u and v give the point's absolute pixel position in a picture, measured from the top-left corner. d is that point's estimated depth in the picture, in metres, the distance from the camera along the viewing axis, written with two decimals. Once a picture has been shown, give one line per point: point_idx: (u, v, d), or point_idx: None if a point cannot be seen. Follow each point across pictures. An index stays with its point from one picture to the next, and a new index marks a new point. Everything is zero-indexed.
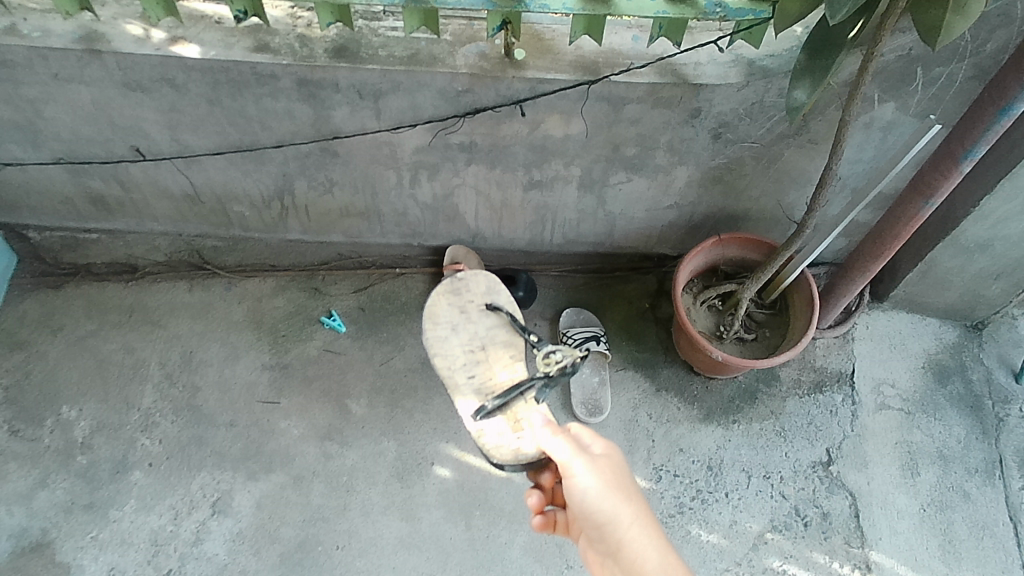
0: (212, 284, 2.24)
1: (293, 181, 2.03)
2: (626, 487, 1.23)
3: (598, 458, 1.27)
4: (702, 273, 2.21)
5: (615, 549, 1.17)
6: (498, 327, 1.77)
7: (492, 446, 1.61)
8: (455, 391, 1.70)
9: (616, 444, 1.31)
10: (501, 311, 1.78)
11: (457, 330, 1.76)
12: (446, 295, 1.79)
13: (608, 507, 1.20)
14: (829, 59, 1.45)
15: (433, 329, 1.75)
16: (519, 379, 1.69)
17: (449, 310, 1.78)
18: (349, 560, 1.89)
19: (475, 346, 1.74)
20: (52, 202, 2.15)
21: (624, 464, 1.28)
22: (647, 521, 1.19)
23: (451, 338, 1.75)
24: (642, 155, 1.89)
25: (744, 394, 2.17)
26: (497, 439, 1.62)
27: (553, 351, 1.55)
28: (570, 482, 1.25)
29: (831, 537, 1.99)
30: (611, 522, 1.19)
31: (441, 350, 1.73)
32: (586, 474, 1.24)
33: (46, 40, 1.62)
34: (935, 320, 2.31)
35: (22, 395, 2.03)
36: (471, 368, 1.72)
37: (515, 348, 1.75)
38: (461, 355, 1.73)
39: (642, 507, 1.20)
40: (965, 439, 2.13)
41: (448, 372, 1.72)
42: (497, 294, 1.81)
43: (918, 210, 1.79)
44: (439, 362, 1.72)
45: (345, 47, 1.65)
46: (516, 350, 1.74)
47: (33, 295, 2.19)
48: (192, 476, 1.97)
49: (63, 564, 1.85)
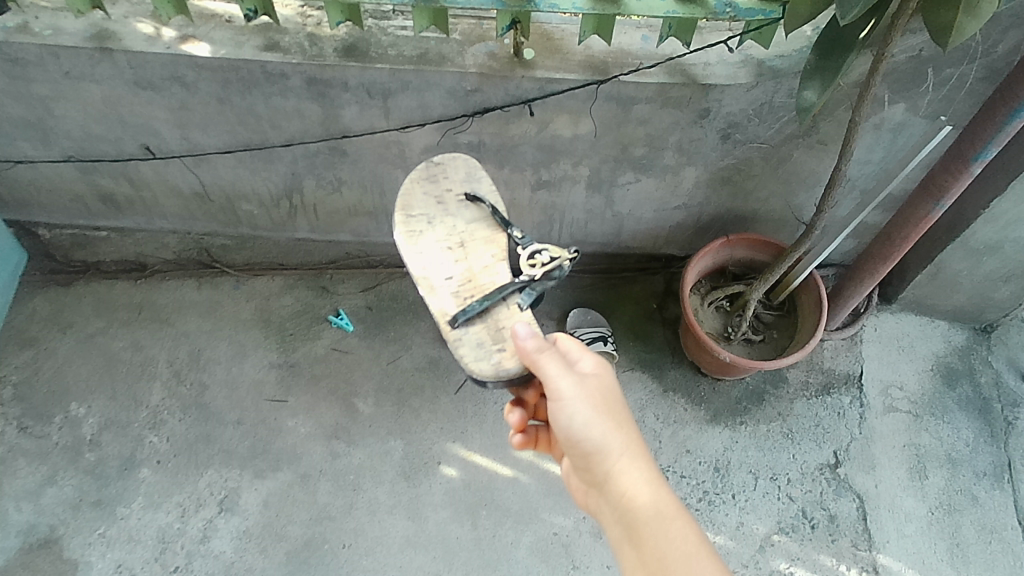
0: (220, 282, 2.25)
1: (302, 180, 2.04)
2: (616, 412, 1.20)
3: (587, 379, 1.22)
4: (710, 274, 2.20)
5: (603, 479, 1.18)
6: (479, 219, 1.55)
7: (470, 358, 1.37)
8: (429, 294, 1.44)
9: (602, 360, 1.26)
10: (482, 203, 1.56)
11: (433, 221, 1.52)
12: (421, 182, 1.56)
13: (600, 439, 1.18)
14: (840, 60, 1.44)
15: (405, 225, 1.51)
16: (502, 280, 1.48)
17: (425, 199, 1.54)
18: (355, 559, 1.89)
19: (453, 240, 1.51)
20: (62, 200, 2.16)
21: (613, 382, 1.24)
22: (637, 451, 1.18)
23: (427, 230, 1.51)
24: (650, 155, 1.89)
25: (752, 396, 2.16)
26: (476, 352, 1.37)
27: (539, 252, 1.47)
28: (557, 405, 1.20)
29: (838, 539, 1.98)
30: (601, 452, 1.18)
31: (416, 247, 1.49)
32: (574, 400, 1.19)
33: (57, 38, 1.63)
34: (944, 322, 2.30)
35: (31, 392, 2.04)
36: (449, 267, 1.48)
37: (496, 244, 1.53)
38: (437, 252, 1.50)
39: (630, 434, 1.19)
40: (974, 442, 2.12)
41: (421, 269, 1.47)
42: (477, 182, 1.59)
43: (928, 211, 1.78)
44: (413, 262, 1.47)
45: (355, 46, 1.66)
46: (498, 247, 1.53)
47: (42, 292, 2.20)
48: (200, 473, 1.97)
49: (70, 560, 1.85)
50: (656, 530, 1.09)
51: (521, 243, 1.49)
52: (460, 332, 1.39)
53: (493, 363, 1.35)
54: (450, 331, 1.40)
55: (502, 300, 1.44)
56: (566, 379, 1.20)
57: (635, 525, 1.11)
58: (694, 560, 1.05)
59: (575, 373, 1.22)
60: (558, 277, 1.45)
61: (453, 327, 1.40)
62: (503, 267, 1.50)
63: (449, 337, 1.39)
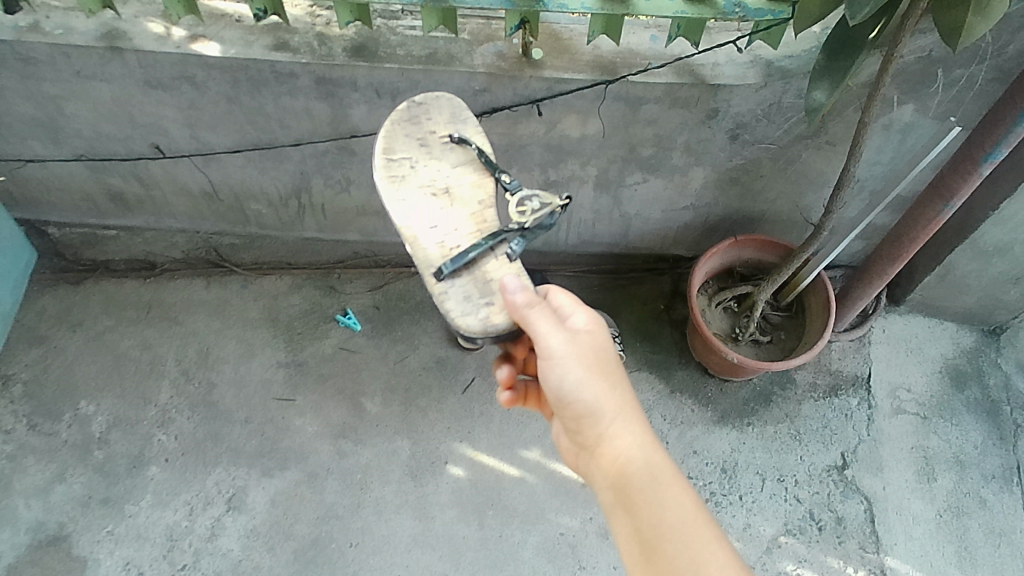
0: (229, 281, 2.25)
1: (311, 179, 2.04)
2: (608, 370, 1.21)
3: (579, 336, 1.23)
4: (717, 275, 2.20)
5: (595, 441, 1.20)
6: (464, 162, 1.50)
7: (458, 312, 1.39)
8: (414, 244, 1.42)
9: (596, 316, 1.27)
10: (467, 145, 1.51)
11: (417, 168, 1.47)
12: (402, 125, 1.49)
13: (592, 398, 1.19)
14: (850, 60, 1.44)
15: (387, 172, 1.46)
16: (489, 227, 1.47)
17: (407, 143, 1.48)
18: (362, 558, 1.90)
19: (439, 186, 1.48)
20: (72, 198, 2.17)
21: (606, 340, 1.25)
22: (630, 410, 1.20)
23: (411, 178, 1.47)
24: (658, 155, 1.89)
25: (759, 397, 2.16)
26: (463, 306, 1.40)
27: (529, 199, 1.48)
28: (547, 363, 1.22)
29: (845, 541, 1.98)
30: (593, 412, 1.20)
31: (399, 194, 1.45)
32: (565, 359, 1.20)
33: (68, 37, 1.63)
34: (953, 324, 2.29)
35: (40, 390, 2.05)
36: (435, 215, 1.45)
37: (483, 189, 1.51)
38: (421, 199, 1.46)
39: (623, 394, 1.20)
40: (982, 445, 2.11)
41: (406, 218, 1.44)
42: (462, 122, 1.53)
43: (938, 213, 1.78)
44: (397, 212, 1.44)
45: (364, 45, 1.66)
46: (484, 193, 1.50)
47: (52, 290, 2.21)
48: (208, 472, 1.98)
49: (79, 557, 1.86)
50: (647, 491, 1.11)
51: (509, 189, 1.48)
52: (447, 286, 1.41)
53: (481, 318, 1.39)
54: (437, 285, 1.41)
55: (491, 251, 1.45)
56: (557, 337, 1.22)
57: (626, 485, 1.13)
58: (684, 524, 1.06)
59: (566, 330, 1.23)
60: (547, 227, 1.45)
61: (440, 281, 1.41)
62: (489, 212, 1.49)
63: (435, 291, 1.40)
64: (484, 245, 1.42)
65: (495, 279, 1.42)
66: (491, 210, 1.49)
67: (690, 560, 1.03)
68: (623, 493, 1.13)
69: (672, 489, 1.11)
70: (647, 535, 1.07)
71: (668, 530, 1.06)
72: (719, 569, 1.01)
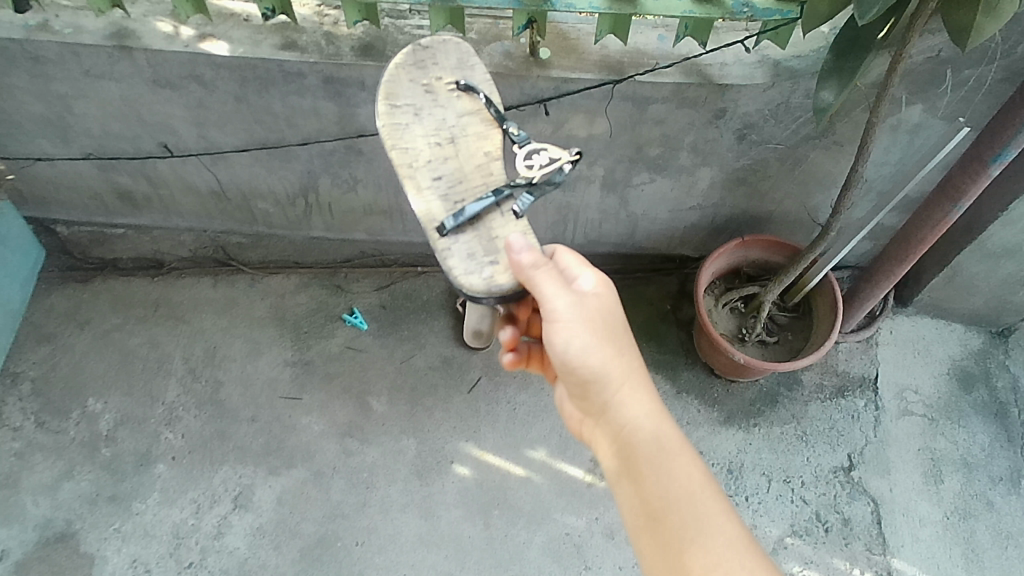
0: (236, 280, 2.26)
1: (318, 178, 2.05)
2: (616, 335, 1.18)
3: (585, 300, 1.18)
4: (724, 275, 2.19)
5: (601, 408, 1.19)
6: (470, 111, 1.42)
7: (460, 270, 1.27)
8: (417, 196, 1.33)
9: (603, 276, 1.21)
10: (474, 94, 1.43)
11: (420, 115, 1.39)
12: (407, 70, 1.42)
13: (599, 366, 1.16)
14: (858, 60, 1.44)
15: (388, 119, 1.37)
16: (494, 180, 1.36)
17: (412, 90, 1.41)
18: (368, 557, 1.90)
19: (442, 135, 1.39)
20: (81, 197, 2.18)
21: (612, 302, 1.20)
22: (636, 377, 1.18)
23: (413, 125, 1.38)
24: (666, 155, 1.89)
25: (766, 398, 2.15)
26: (466, 265, 1.28)
27: (537, 153, 1.38)
28: (552, 327, 1.17)
29: (852, 543, 1.97)
30: (599, 380, 1.17)
31: (401, 142, 1.36)
32: (572, 327, 1.16)
33: (78, 36, 1.64)
34: (960, 326, 2.29)
35: (48, 388, 2.06)
36: (437, 165, 1.36)
37: (489, 141, 1.41)
38: (424, 148, 1.37)
39: (630, 362, 1.18)
40: (990, 447, 2.10)
41: (407, 167, 1.34)
42: (469, 70, 1.45)
43: (946, 213, 1.77)
44: (399, 162, 1.35)
45: (371, 45, 1.66)
46: (491, 144, 1.41)
47: (60, 288, 2.21)
48: (215, 470, 1.98)
49: (87, 554, 1.87)
50: (655, 463, 1.12)
51: (518, 140, 1.38)
52: (449, 242, 1.29)
53: (484, 278, 1.27)
54: (439, 241, 1.30)
55: (497, 207, 1.33)
56: (563, 300, 1.16)
57: (633, 455, 1.14)
58: (691, 497, 1.08)
59: (572, 292, 1.18)
60: (558, 181, 1.34)
61: (442, 237, 1.29)
62: (496, 165, 1.39)
63: (437, 246, 1.29)
64: (489, 199, 1.31)
65: (501, 237, 1.31)
66: (499, 164, 1.39)
67: (697, 535, 1.04)
68: (630, 463, 1.14)
69: (679, 460, 1.12)
70: (654, 508, 1.09)
71: (675, 504, 1.07)
72: (724, 543, 1.03)
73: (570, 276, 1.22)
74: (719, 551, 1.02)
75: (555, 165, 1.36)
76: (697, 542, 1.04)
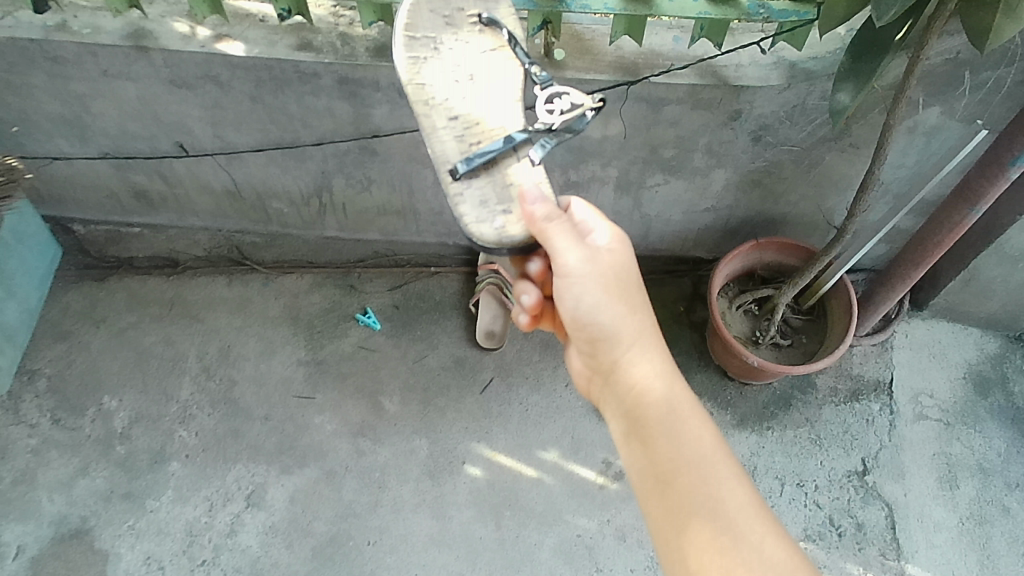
0: (250, 279, 2.27)
1: (332, 179, 2.05)
2: (628, 294, 1.23)
3: (598, 257, 1.24)
4: (738, 278, 2.18)
5: (610, 367, 1.24)
6: (492, 47, 1.42)
7: (472, 216, 1.32)
8: (431, 137, 1.36)
9: (618, 235, 1.27)
10: (496, 30, 1.42)
11: (440, 49, 1.38)
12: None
13: (610, 323, 1.22)
14: (875, 62, 1.43)
15: (408, 51, 1.37)
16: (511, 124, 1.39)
17: (432, 21, 1.39)
18: (380, 557, 1.90)
19: (462, 72, 1.39)
20: (97, 196, 2.19)
21: (627, 261, 1.26)
22: (647, 338, 1.23)
23: (432, 61, 1.38)
24: (680, 157, 1.88)
25: (779, 400, 2.14)
26: (478, 212, 1.33)
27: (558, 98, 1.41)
28: (565, 283, 1.24)
29: (865, 548, 1.96)
30: (611, 338, 1.23)
31: (420, 77, 1.37)
32: (584, 284, 1.22)
33: (95, 37, 1.65)
34: (977, 330, 2.26)
35: (64, 385, 2.08)
36: (455, 105, 1.37)
37: (508, 81, 1.42)
38: (443, 84, 1.38)
39: (642, 322, 1.23)
40: (1006, 452, 2.08)
41: (424, 106, 1.36)
42: (493, 5, 1.42)
43: (963, 217, 1.75)
44: (415, 99, 1.36)
45: (387, 46, 1.67)
46: (510, 84, 1.41)
47: (77, 287, 2.23)
48: (228, 468, 1.99)
49: (101, 551, 1.88)
50: (665, 425, 1.15)
51: (540, 83, 1.40)
52: (460, 187, 1.34)
53: (496, 227, 1.32)
54: (451, 185, 1.34)
55: (512, 153, 1.38)
56: (575, 255, 1.22)
57: (644, 415, 1.18)
58: (700, 461, 1.11)
59: (586, 248, 1.24)
60: (578, 129, 1.40)
61: (455, 181, 1.34)
62: (515, 107, 1.41)
63: (449, 191, 1.34)
64: (505, 144, 1.35)
65: (515, 184, 1.35)
66: (518, 105, 1.42)
67: (703, 496, 1.07)
68: (640, 423, 1.17)
69: (688, 425, 1.15)
70: (662, 468, 1.12)
71: (684, 467, 1.10)
72: (731, 505, 1.06)
73: (585, 232, 1.28)
74: (724, 513, 1.05)
75: (577, 111, 1.41)
76: (702, 503, 1.07)
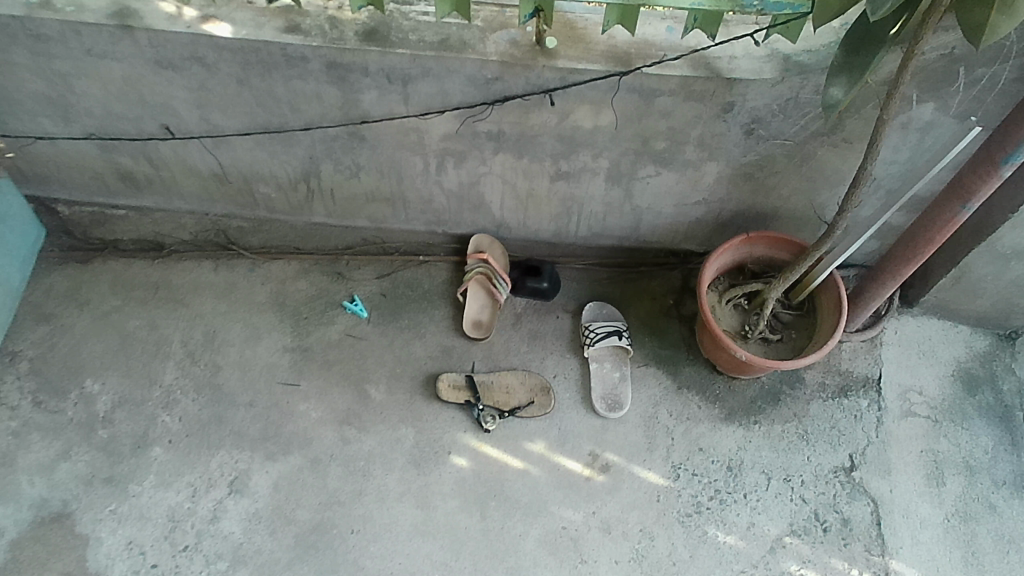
0: (236, 264, 2.26)
1: (319, 164, 2.03)
2: None
3: None
4: (728, 272, 2.17)
5: None
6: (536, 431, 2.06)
7: (526, 410, 2.07)
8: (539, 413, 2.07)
9: None
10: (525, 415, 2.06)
11: (525, 390, 2.10)
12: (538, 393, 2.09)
13: None
14: (868, 57, 1.41)
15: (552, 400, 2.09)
16: (520, 410, 2.07)
17: (529, 393, 2.09)
18: (363, 545, 1.89)
19: (531, 406, 2.07)
20: (82, 176, 2.17)
21: None
22: None
23: (522, 392, 2.09)
24: (672, 149, 1.86)
25: (766, 395, 2.13)
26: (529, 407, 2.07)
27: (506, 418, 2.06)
28: None
29: (851, 543, 1.95)
30: None
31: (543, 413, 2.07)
32: None
33: (79, 14, 1.64)
34: (967, 327, 2.25)
35: (46, 367, 2.06)
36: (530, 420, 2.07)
37: (529, 415, 2.07)
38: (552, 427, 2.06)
39: None
40: (993, 450, 2.08)
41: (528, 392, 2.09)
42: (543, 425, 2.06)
43: (955, 213, 1.74)
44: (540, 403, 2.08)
45: (376, 30, 1.66)
46: (524, 413, 2.07)
47: (60, 268, 2.21)
48: (211, 454, 1.98)
49: (81, 535, 1.87)
50: None
51: (498, 418, 2.04)
52: (531, 406, 2.08)
53: (526, 401, 2.08)
54: (530, 409, 2.07)
55: (511, 413, 2.06)
56: None
57: None
58: None
59: None
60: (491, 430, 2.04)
61: (526, 409, 2.07)
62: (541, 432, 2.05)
63: (530, 405, 2.08)
64: (515, 410, 2.06)
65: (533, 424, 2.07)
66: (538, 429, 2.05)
67: None
68: None
69: None
70: None
71: None
72: None
73: None
74: None
75: (505, 420, 2.06)
76: None
